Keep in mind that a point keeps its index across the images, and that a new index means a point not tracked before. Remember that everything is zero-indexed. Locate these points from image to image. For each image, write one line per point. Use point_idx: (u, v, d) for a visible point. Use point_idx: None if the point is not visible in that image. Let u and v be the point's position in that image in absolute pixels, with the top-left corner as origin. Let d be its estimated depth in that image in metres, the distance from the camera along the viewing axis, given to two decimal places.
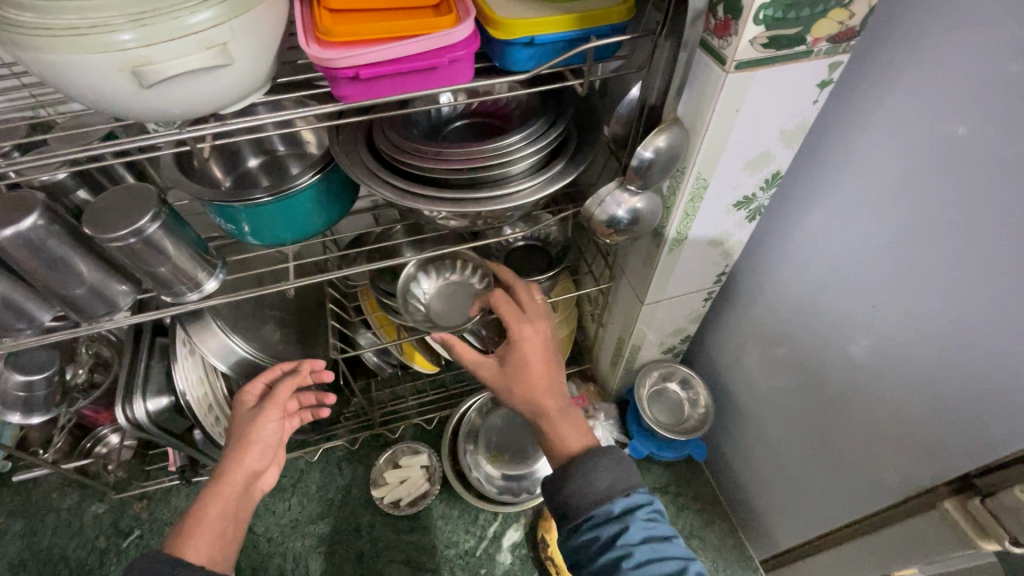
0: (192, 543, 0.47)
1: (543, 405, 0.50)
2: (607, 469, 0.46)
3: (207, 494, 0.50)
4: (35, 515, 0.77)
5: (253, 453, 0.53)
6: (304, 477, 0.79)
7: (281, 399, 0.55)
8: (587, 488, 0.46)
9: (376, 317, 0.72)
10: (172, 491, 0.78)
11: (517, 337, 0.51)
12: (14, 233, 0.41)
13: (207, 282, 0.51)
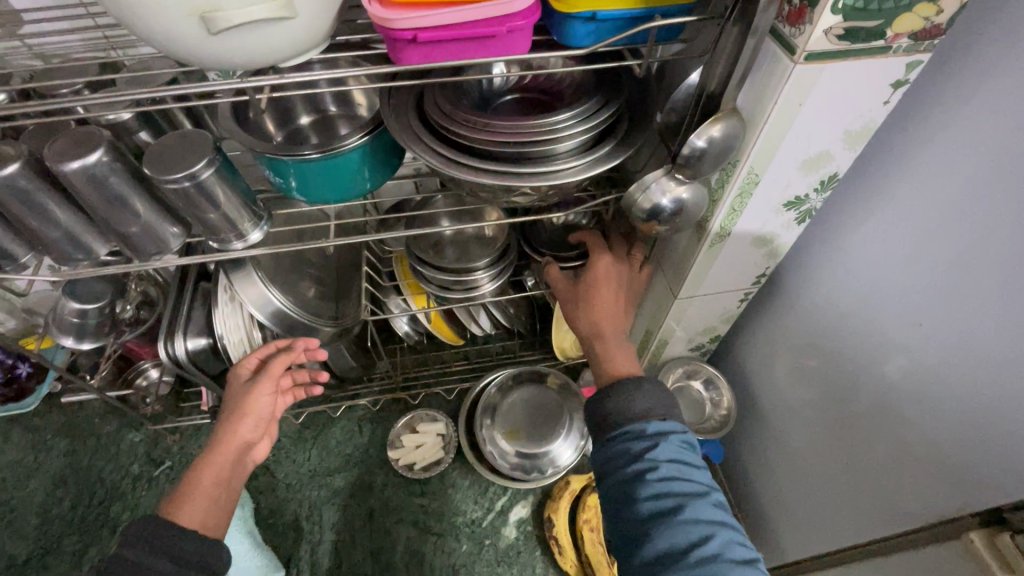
0: (186, 509, 0.49)
1: (601, 329, 0.53)
2: (640, 396, 0.47)
3: (201, 462, 0.53)
4: (77, 435, 0.82)
5: (246, 424, 0.56)
6: (326, 431, 0.82)
7: (275, 372, 0.58)
8: (623, 409, 0.47)
9: (408, 284, 0.73)
10: (203, 429, 0.83)
11: (598, 265, 0.55)
12: (80, 166, 0.43)
13: (252, 232, 0.53)
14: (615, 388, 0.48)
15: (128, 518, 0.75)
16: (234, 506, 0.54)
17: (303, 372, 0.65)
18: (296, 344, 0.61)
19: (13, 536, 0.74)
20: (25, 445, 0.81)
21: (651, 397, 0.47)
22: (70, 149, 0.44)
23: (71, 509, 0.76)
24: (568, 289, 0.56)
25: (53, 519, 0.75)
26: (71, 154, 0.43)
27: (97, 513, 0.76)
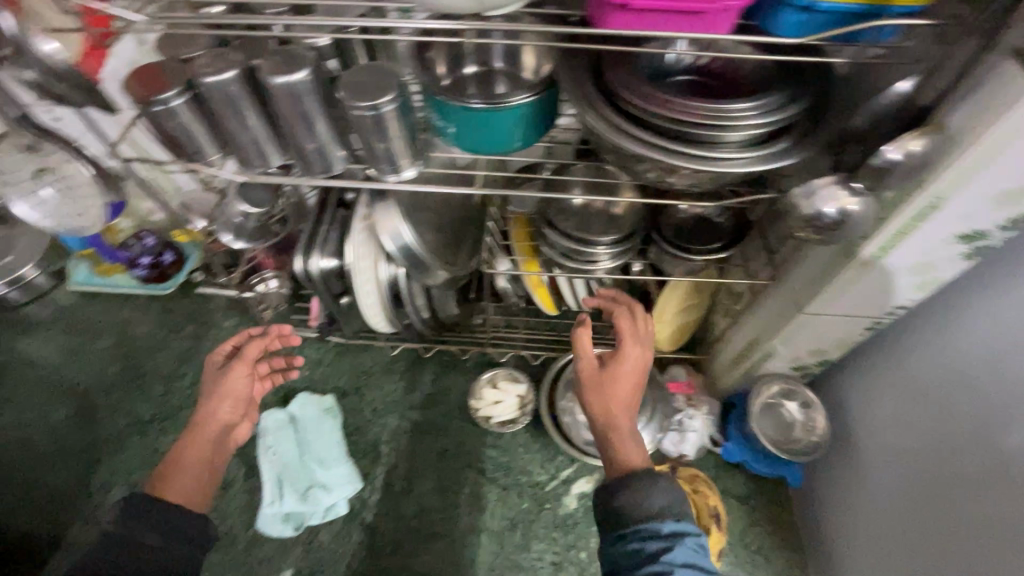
0: (171, 489, 0.54)
1: (614, 416, 0.55)
2: (658, 492, 0.48)
3: (184, 445, 0.57)
4: (202, 324, 0.92)
5: (222, 408, 0.60)
6: (414, 368, 0.87)
7: (249, 357, 0.62)
8: (638, 502, 0.47)
9: (521, 246, 0.76)
10: (307, 342, 0.90)
11: (625, 358, 0.59)
12: (285, 82, 0.48)
13: (406, 169, 0.56)
14: (630, 482, 0.49)
15: None
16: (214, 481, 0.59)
17: (279, 359, 0.72)
18: (272, 329, 0.66)
19: (140, 398, 0.84)
20: (159, 323, 0.92)
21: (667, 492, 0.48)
22: (280, 64, 0.48)
23: (189, 386, 0.86)
24: (588, 368, 0.58)
25: (173, 390, 0.85)
26: (280, 69, 0.48)
27: None
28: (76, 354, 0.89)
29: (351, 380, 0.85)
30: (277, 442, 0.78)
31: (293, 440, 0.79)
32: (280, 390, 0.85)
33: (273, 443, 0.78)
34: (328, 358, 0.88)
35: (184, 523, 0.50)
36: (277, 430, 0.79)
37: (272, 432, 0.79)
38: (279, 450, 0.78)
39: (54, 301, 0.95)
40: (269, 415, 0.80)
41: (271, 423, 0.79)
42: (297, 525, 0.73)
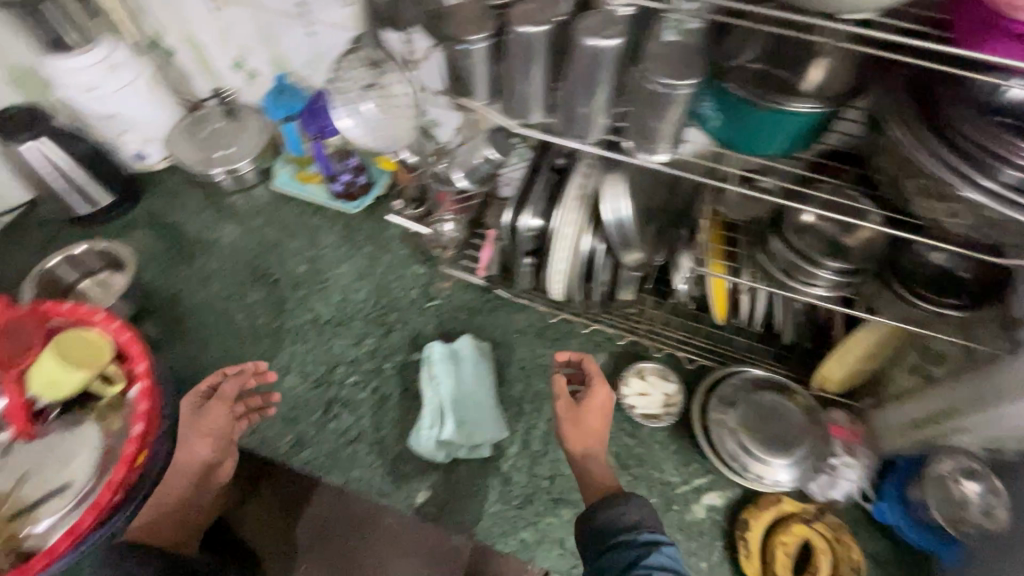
0: (155, 536, 0.68)
1: (584, 457, 0.67)
2: (633, 509, 0.59)
3: (167, 492, 0.70)
4: (379, 248, 0.99)
5: (200, 451, 0.70)
6: (566, 340, 0.89)
7: (225, 396, 0.71)
8: (613, 521, 0.59)
9: (714, 250, 0.77)
10: (470, 289, 0.94)
11: (591, 395, 0.69)
12: (594, 45, 0.49)
13: (660, 152, 0.57)
14: (608, 511, 0.60)
15: (397, 329, 0.90)
16: (202, 498, 0.74)
17: (257, 399, 0.78)
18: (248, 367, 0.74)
19: (320, 300, 0.93)
20: (342, 238, 1.00)
21: (640, 512, 0.59)
22: (594, 26, 0.49)
23: (361, 300, 0.93)
24: (568, 413, 0.69)
25: (347, 301, 0.93)
26: (595, 31, 0.49)
27: (378, 313, 0.91)
28: (271, 247, 0.99)
29: (505, 335, 0.89)
30: (439, 374, 0.83)
31: (453, 376, 0.83)
32: (440, 326, 0.90)
33: (436, 374, 0.82)
34: (487, 309, 0.92)
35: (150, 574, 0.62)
36: (439, 363, 0.83)
37: (436, 364, 0.83)
38: (442, 381, 0.82)
39: (258, 195, 1.06)
40: (434, 348, 0.85)
41: (435, 356, 0.84)
42: (446, 455, 0.77)
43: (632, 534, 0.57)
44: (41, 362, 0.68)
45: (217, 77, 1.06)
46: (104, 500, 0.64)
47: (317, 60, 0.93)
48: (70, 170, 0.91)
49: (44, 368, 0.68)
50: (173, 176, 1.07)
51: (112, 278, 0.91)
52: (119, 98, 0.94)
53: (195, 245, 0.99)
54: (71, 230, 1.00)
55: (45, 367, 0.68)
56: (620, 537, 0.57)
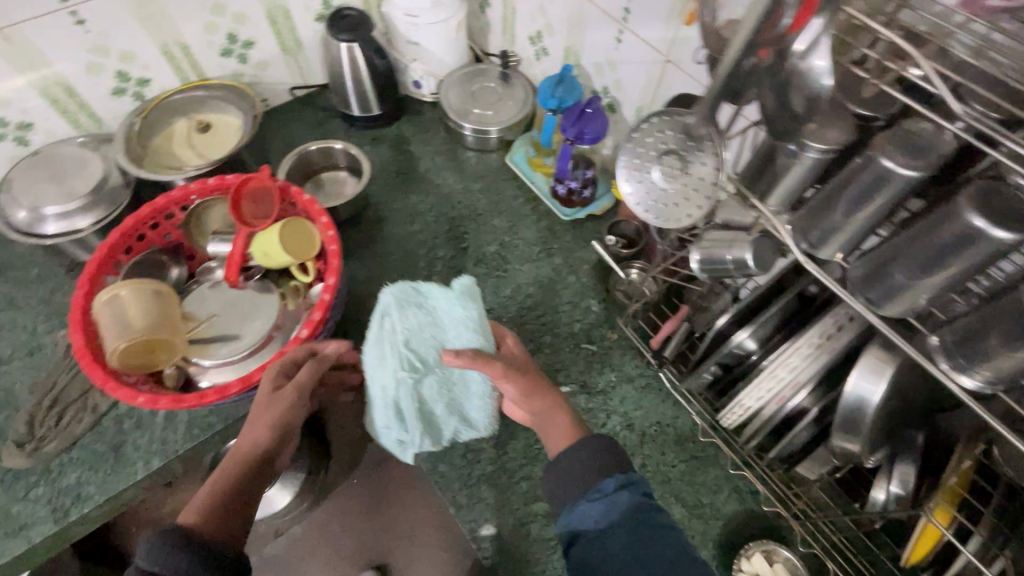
0: (208, 523, 0.58)
1: (534, 406, 0.68)
2: (591, 456, 0.60)
3: (221, 479, 0.64)
4: (568, 264, 0.95)
5: (257, 442, 0.66)
6: (702, 464, 0.78)
7: (303, 386, 0.69)
8: (585, 471, 0.59)
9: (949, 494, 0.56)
10: (631, 353, 0.86)
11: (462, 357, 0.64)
12: (985, 227, 0.37)
13: (969, 380, 0.43)
14: (575, 468, 0.60)
15: (545, 353, 0.86)
16: (253, 497, 0.64)
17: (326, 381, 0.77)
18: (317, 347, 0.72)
19: (491, 286, 0.92)
20: (539, 237, 0.98)
21: (614, 458, 0.60)
22: (997, 205, 0.37)
23: (526, 306, 0.90)
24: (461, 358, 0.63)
25: (515, 301, 0.91)
26: (995, 212, 0.37)
27: (535, 327, 0.88)
28: (476, 215, 1.00)
29: (641, 421, 0.81)
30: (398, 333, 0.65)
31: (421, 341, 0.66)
32: (585, 373, 0.84)
33: (400, 333, 0.65)
34: (638, 382, 0.84)
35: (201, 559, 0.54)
36: (396, 309, 0.65)
37: (405, 322, 0.65)
38: (411, 348, 0.65)
39: (489, 161, 1.08)
40: (402, 296, 0.65)
41: (406, 305, 0.65)
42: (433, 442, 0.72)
43: (608, 477, 0.58)
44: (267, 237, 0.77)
45: (511, 41, 1.08)
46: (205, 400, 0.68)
47: (609, 65, 0.88)
48: (363, 76, 1.01)
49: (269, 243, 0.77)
50: (432, 111, 1.14)
51: (346, 179, 0.99)
52: (428, 30, 1.02)
53: (418, 181, 1.05)
54: (337, 123, 1.12)
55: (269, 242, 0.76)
56: (603, 479, 0.58)
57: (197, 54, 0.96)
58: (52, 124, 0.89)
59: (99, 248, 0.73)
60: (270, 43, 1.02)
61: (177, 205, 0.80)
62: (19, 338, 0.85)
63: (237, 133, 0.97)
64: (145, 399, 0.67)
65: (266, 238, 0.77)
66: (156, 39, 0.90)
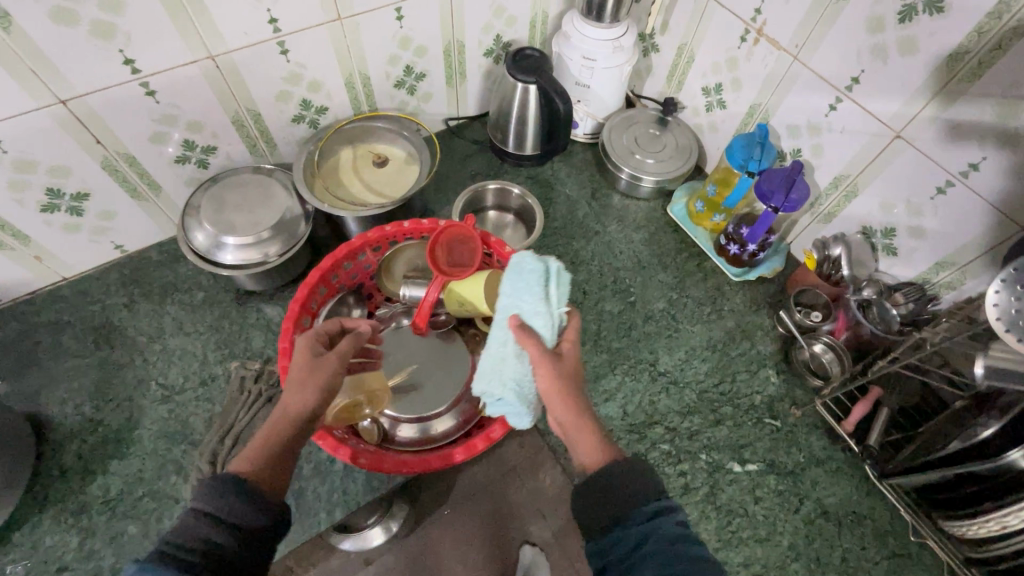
0: (252, 474, 0.52)
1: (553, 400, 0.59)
2: (635, 479, 0.54)
3: (265, 435, 0.55)
4: (740, 330, 0.91)
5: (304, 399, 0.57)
6: (906, 565, 0.73)
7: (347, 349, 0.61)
8: (617, 488, 0.53)
9: None
10: (817, 433, 0.82)
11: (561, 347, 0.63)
12: None
13: None
14: (610, 488, 0.53)
15: (727, 426, 0.82)
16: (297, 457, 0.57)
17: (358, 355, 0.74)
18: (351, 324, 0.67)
19: (664, 348, 0.89)
20: (708, 297, 0.94)
21: (648, 482, 0.54)
22: None
23: (701, 372, 0.87)
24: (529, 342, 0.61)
25: (690, 365, 0.87)
26: None
27: (713, 396, 0.84)
28: (640, 268, 0.97)
29: (837, 510, 0.76)
30: (522, 293, 0.64)
31: (535, 306, 0.63)
32: (771, 452, 0.80)
33: (529, 294, 0.63)
34: (828, 467, 0.80)
35: (251, 508, 0.49)
36: (525, 272, 0.64)
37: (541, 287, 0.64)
38: (543, 309, 0.62)
39: (646, 211, 1.05)
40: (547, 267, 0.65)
41: (539, 272, 0.65)
42: (523, 420, 0.67)
43: (641, 499, 0.53)
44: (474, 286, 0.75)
45: (677, 88, 1.05)
46: (431, 465, 0.67)
47: (810, 128, 0.85)
48: (532, 116, 0.98)
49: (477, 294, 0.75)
50: (584, 153, 1.11)
51: (511, 223, 0.97)
52: (602, 74, 0.99)
53: (575, 226, 1.02)
54: (489, 157, 1.10)
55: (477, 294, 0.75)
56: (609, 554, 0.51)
57: (374, 85, 0.94)
58: (234, 149, 0.88)
59: (303, 287, 0.72)
60: (439, 77, 1.00)
61: (371, 246, 0.78)
62: (191, 367, 0.83)
63: (409, 167, 0.94)
64: (374, 463, 0.65)
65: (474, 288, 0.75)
66: (343, 70, 0.88)
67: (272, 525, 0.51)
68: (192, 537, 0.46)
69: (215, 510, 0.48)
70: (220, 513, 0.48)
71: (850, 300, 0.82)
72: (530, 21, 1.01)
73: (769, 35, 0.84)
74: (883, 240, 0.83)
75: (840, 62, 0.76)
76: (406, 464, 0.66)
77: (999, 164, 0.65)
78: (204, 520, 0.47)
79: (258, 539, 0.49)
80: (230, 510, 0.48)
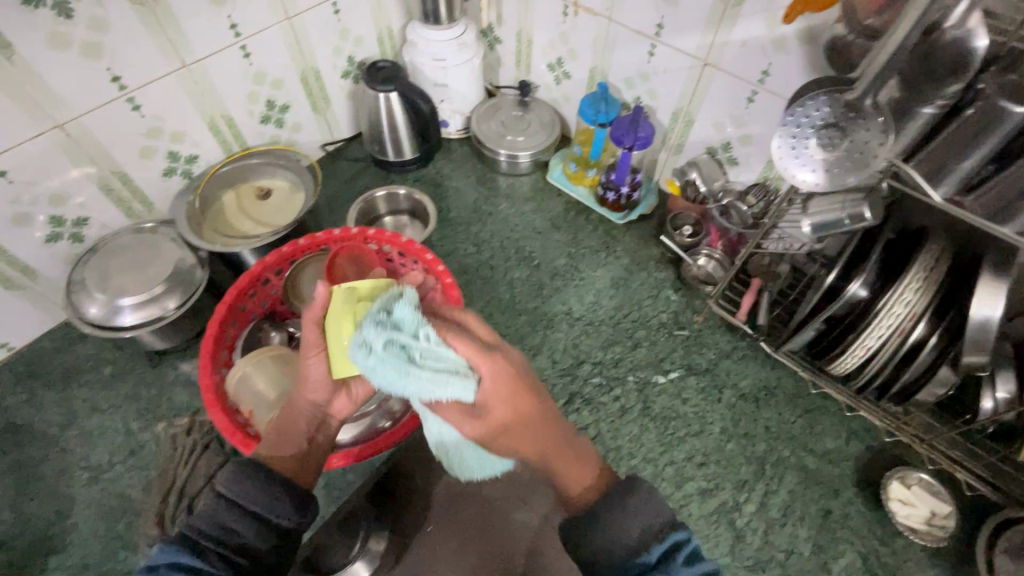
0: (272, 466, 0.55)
1: (512, 448, 0.55)
2: (631, 518, 0.49)
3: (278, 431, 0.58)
4: (636, 263, 1.01)
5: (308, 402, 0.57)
6: (818, 415, 0.84)
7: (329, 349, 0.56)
8: (616, 543, 0.48)
9: None
10: (720, 331, 0.93)
11: (481, 391, 0.51)
12: None
13: None
14: (595, 533, 0.49)
15: (644, 347, 0.91)
16: (314, 451, 0.59)
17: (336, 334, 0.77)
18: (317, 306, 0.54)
19: (575, 296, 0.96)
20: (601, 244, 1.03)
21: (649, 512, 0.49)
22: None
23: (613, 308, 0.95)
24: (452, 408, 0.52)
25: (600, 305, 0.95)
26: None
27: (627, 325, 0.93)
28: (536, 233, 1.05)
29: (752, 389, 0.87)
30: (386, 368, 0.47)
31: (405, 378, 0.48)
32: (687, 358, 0.90)
33: (402, 380, 0.47)
34: (736, 355, 0.90)
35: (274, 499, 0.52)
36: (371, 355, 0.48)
37: (399, 357, 0.47)
38: (415, 366, 0.47)
39: (530, 184, 1.13)
40: (384, 335, 0.47)
41: (381, 352, 0.47)
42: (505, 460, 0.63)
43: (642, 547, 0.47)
44: (344, 290, 0.54)
45: (527, 70, 1.15)
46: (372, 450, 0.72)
47: (641, 77, 0.97)
48: (402, 123, 1.04)
49: (349, 369, 0.54)
50: (461, 147, 1.18)
51: (408, 222, 1.01)
52: (456, 72, 1.07)
53: (470, 212, 1.09)
54: (374, 171, 1.14)
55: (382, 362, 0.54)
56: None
57: (239, 125, 0.96)
58: (107, 215, 0.86)
59: (211, 324, 0.72)
60: (303, 106, 1.04)
61: (272, 271, 0.80)
62: (116, 440, 0.80)
63: (295, 195, 0.96)
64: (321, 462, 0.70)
65: (337, 330, 0.52)
66: (204, 115, 0.90)
67: (302, 524, 0.54)
68: (225, 526, 0.50)
69: (253, 504, 0.51)
70: (255, 507, 0.51)
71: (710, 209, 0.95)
72: (378, 37, 1.08)
73: (585, 6, 0.95)
74: (725, 154, 0.95)
75: (643, 14, 0.89)
76: (373, 445, 0.72)
77: (783, 66, 0.79)
78: (232, 508, 0.51)
79: (285, 539, 0.53)
80: (263, 504, 0.52)
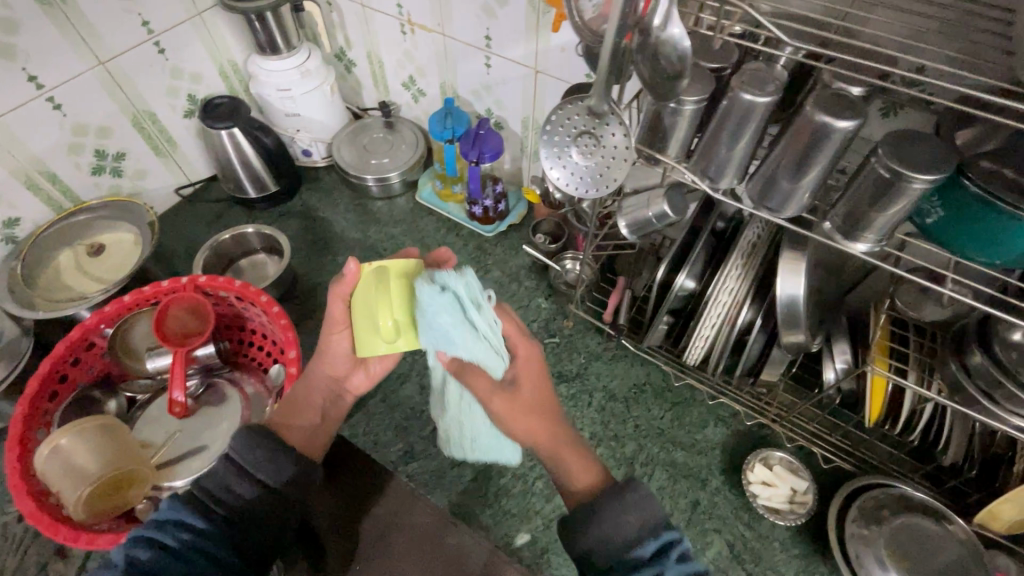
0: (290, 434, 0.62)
1: (516, 425, 0.54)
2: (629, 511, 0.47)
3: (295, 406, 0.65)
4: (507, 275, 1.00)
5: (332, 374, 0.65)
6: (685, 406, 0.85)
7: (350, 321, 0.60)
8: (609, 536, 0.46)
9: (872, 406, 0.70)
10: (590, 333, 0.92)
11: (514, 367, 0.55)
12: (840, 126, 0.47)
13: (860, 244, 0.53)
14: (590, 524, 0.47)
15: None
16: (328, 424, 0.66)
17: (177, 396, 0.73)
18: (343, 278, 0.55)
19: None
20: (472, 259, 1.02)
21: (646, 507, 0.47)
22: (835, 107, 0.47)
23: None
24: (479, 378, 0.53)
25: None
26: (838, 113, 0.47)
27: None
28: None
29: (623, 389, 0.87)
30: (444, 320, 0.50)
31: (461, 333, 0.51)
32: (557, 365, 0.89)
33: (454, 331, 0.50)
34: (606, 357, 0.90)
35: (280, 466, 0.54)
36: (433, 304, 0.50)
37: (462, 308, 0.51)
38: (476, 321, 0.51)
39: (401, 205, 1.11)
40: (452, 286, 0.51)
41: (450, 297, 0.50)
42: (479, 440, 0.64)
43: (639, 541, 0.46)
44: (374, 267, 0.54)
45: (385, 92, 1.14)
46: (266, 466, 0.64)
47: (484, 88, 0.96)
48: (252, 158, 1.00)
49: (371, 347, 0.55)
50: (329, 175, 1.15)
51: (265, 259, 0.98)
52: (305, 100, 1.04)
53: (338, 241, 1.05)
54: (236, 210, 1.10)
55: (411, 345, 0.54)
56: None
57: (67, 179, 0.90)
58: None
59: (20, 401, 0.67)
60: (143, 152, 0.99)
61: (96, 333, 0.75)
62: None
63: (136, 245, 0.91)
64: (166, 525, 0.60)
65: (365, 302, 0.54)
66: (18, 174, 0.84)
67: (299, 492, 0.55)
68: (230, 490, 0.51)
69: (256, 468, 0.52)
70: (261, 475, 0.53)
71: (568, 214, 0.94)
72: (219, 72, 1.04)
73: (418, 23, 0.94)
74: None
75: (469, 27, 0.88)
76: None
77: None
78: (237, 474, 0.52)
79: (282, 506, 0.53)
80: (268, 469, 0.53)
